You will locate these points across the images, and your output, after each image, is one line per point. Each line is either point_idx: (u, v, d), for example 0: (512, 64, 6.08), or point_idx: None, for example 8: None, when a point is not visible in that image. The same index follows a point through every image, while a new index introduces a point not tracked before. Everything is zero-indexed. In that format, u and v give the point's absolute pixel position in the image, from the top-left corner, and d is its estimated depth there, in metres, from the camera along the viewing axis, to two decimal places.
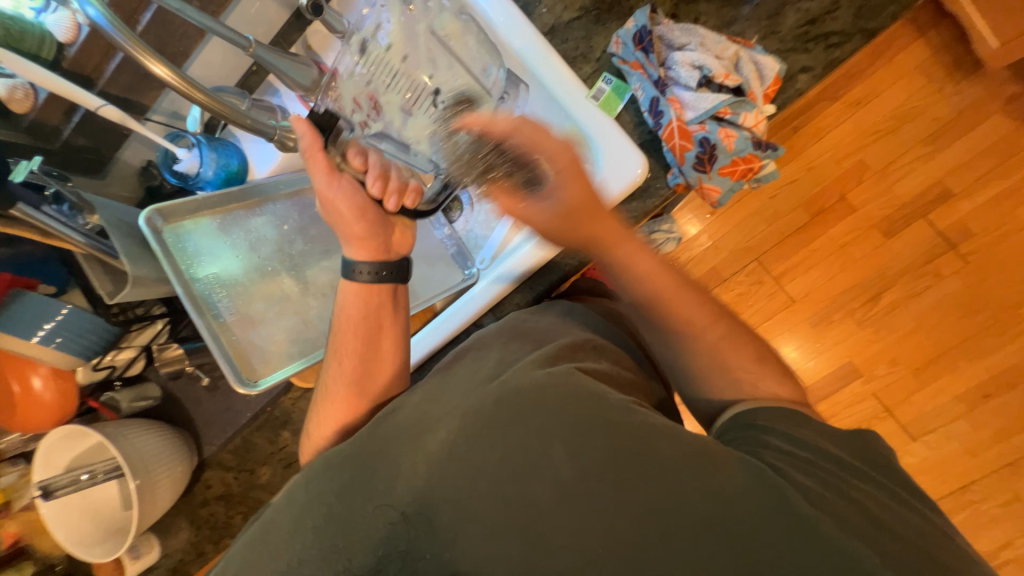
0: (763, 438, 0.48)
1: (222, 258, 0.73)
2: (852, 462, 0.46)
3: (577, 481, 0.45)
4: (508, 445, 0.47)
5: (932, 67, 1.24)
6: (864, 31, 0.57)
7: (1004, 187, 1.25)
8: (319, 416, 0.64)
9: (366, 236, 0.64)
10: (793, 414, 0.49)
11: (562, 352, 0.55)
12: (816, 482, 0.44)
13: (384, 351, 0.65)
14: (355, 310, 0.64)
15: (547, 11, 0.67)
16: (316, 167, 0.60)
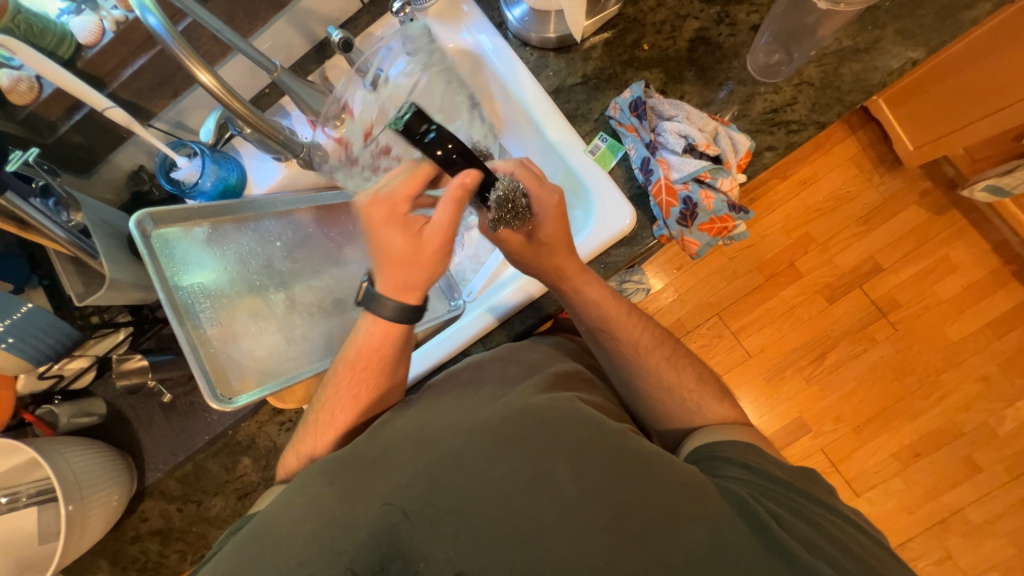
0: (725, 466, 0.53)
1: (209, 269, 0.71)
2: (802, 487, 0.51)
3: (574, 499, 0.47)
4: (513, 464, 0.49)
5: (862, 160, 1.45)
6: (816, 123, 0.68)
7: (926, 265, 1.43)
8: (305, 436, 0.62)
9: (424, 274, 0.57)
10: (748, 444, 0.55)
11: (557, 380, 0.59)
12: (782, 507, 0.49)
13: (383, 378, 0.62)
14: (380, 346, 0.60)
15: (552, 75, 0.76)
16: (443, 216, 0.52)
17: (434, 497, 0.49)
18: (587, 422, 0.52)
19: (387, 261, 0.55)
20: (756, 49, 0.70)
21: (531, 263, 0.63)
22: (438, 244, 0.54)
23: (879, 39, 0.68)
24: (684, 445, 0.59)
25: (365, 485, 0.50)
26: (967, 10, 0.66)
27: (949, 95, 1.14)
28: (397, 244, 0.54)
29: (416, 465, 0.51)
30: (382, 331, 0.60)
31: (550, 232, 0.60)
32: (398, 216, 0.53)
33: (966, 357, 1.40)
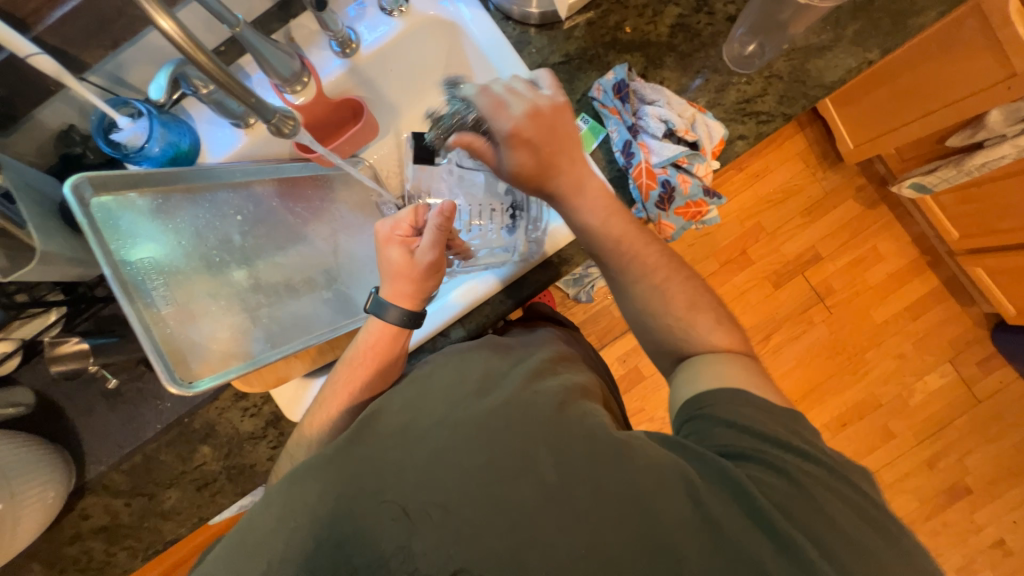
0: (711, 425, 0.49)
1: (160, 242, 0.64)
2: (788, 439, 0.47)
3: (564, 486, 0.46)
4: (496, 453, 0.48)
5: (808, 155, 1.56)
6: (783, 115, 0.72)
7: (859, 253, 1.57)
8: (306, 421, 0.66)
9: (407, 278, 0.66)
10: (739, 392, 0.50)
11: (543, 367, 0.60)
12: (757, 468, 0.46)
13: (386, 370, 0.67)
14: (381, 345, 0.66)
15: (536, 51, 0.75)
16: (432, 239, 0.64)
17: (420, 485, 0.47)
18: (572, 409, 0.52)
19: (391, 273, 0.66)
20: (732, 39, 0.72)
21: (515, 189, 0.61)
22: (432, 258, 0.65)
23: (840, 38, 0.72)
24: (675, 394, 0.56)
25: (354, 483, 0.49)
26: (915, 17, 0.71)
27: (887, 97, 1.25)
28: (396, 259, 0.66)
29: (404, 462, 0.49)
30: (388, 333, 0.66)
31: (516, 160, 0.57)
32: (399, 240, 0.67)
33: (888, 337, 1.57)
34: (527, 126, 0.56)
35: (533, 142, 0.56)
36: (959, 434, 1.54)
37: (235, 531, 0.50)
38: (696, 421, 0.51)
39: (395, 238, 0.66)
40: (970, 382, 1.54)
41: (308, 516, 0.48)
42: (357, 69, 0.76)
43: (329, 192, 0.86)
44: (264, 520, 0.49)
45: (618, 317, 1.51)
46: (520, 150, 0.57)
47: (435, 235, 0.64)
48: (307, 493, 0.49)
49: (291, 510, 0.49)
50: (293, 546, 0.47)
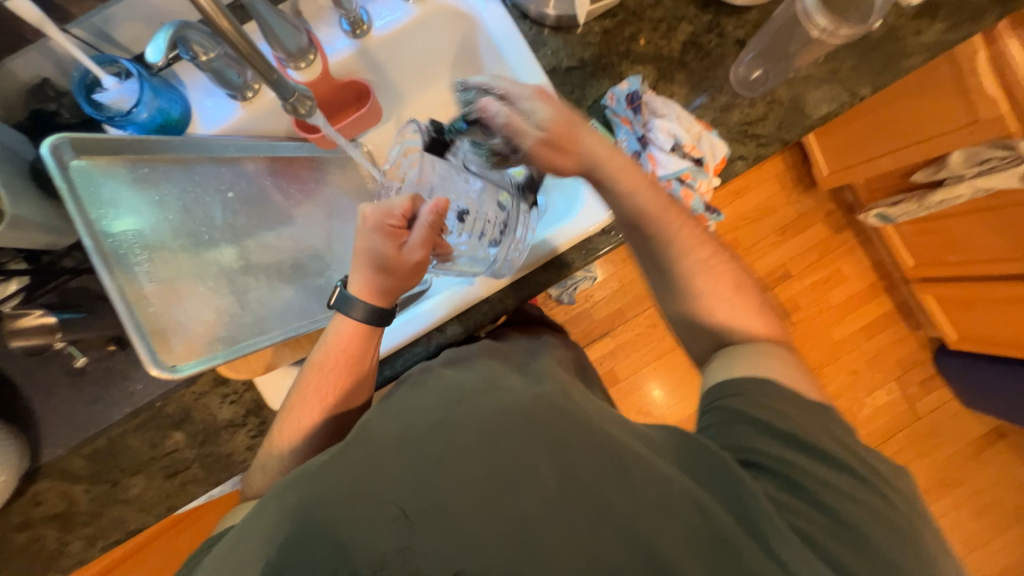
0: (730, 419, 0.53)
1: (146, 214, 0.60)
2: (803, 441, 0.50)
3: (563, 495, 0.46)
4: (497, 459, 0.47)
5: (787, 177, 1.64)
6: (781, 140, 0.75)
7: (824, 275, 1.66)
8: (274, 433, 0.64)
9: (386, 270, 0.62)
10: (762, 384, 0.54)
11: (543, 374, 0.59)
12: (771, 479, 0.49)
13: (359, 376, 0.64)
14: (349, 349, 0.63)
15: (550, 53, 0.75)
16: (421, 233, 0.61)
17: (422, 488, 0.45)
18: (572, 414, 0.53)
19: (366, 263, 0.62)
20: (739, 62, 0.75)
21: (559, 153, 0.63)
22: (420, 257, 0.62)
23: (837, 71, 0.75)
24: (705, 380, 0.60)
25: (348, 487, 0.46)
26: (905, 59, 0.75)
27: (862, 131, 1.33)
28: (379, 250, 0.61)
29: (401, 463, 0.47)
30: (352, 335, 0.63)
31: (542, 114, 0.62)
32: (388, 229, 0.61)
33: (844, 354, 1.67)
34: (543, 89, 0.64)
35: (555, 97, 0.64)
36: (899, 448, 1.66)
37: (235, 541, 0.48)
38: (716, 413, 0.55)
39: (387, 224, 0.61)
40: (911, 399, 1.67)
41: (296, 520, 0.46)
42: (367, 51, 0.74)
43: (323, 174, 0.83)
44: (263, 520, 0.48)
45: (598, 321, 1.54)
46: (543, 107, 0.63)
47: (427, 231, 0.62)
48: (302, 494, 0.48)
49: (288, 511, 0.47)
50: (280, 546, 0.45)
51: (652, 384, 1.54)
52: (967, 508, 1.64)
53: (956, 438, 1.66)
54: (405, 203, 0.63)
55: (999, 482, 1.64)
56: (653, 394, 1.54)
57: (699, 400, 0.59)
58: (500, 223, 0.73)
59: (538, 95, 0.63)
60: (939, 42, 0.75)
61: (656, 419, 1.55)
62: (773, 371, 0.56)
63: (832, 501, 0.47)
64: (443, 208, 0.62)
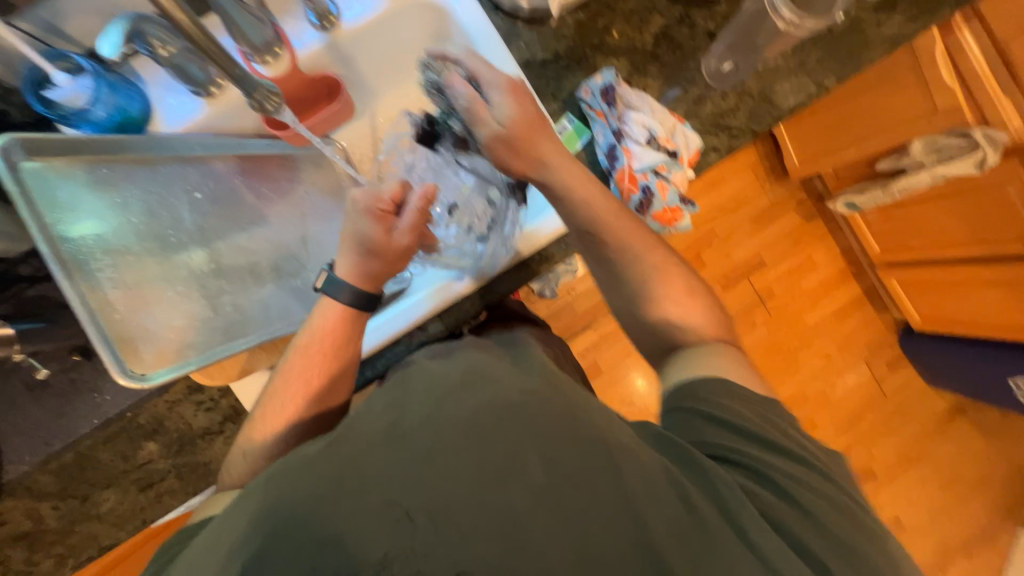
0: (691, 417, 0.55)
1: (105, 218, 0.57)
2: (761, 436, 0.53)
3: (551, 486, 0.46)
4: (484, 454, 0.46)
5: (759, 168, 1.68)
6: (752, 131, 0.76)
7: (797, 262, 1.72)
8: (257, 422, 0.60)
9: (373, 253, 0.61)
10: (718, 383, 0.56)
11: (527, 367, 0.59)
12: (738, 470, 0.51)
13: (341, 363, 0.62)
14: (335, 331, 0.62)
15: (525, 46, 0.75)
16: (409, 220, 0.61)
17: (408, 486, 0.44)
18: (557, 405, 0.53)
19: (354, 246, 0.62)
20: (710, 54, 0.76)
21: (507, 147, 0.63)
22: (408, 242, 0.62)
23: (803, 63, 0.77)
24: (666, 383, 0.61)
25: (329, 485, 0.46)
26: (867, 51, 0.77)
27: (829, 122, 1.37)
28: (367, 234, 0.60)
29: (388, 458, 0.46)
30: (338, 316, 0.62)
31: (506, 110, 0.63)
32: (376, 213, 0.60)
33: (816, 338, 1.73)
34: (516, 84, 0.65)
35: (524, 96, 0.64)
36: (869, 426, 1.73)
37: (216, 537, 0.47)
38: (677, 413, 0.57)
39: (376, 209, 0.60)
40: (880, 379, 1.75)
41: (280, 516, 0.45)
42: (337, 45, 0.73)
43: (297, 173, 0.81)
44: (241, 521, 0.46)
45: (579, 314, 1.56)
46: (509, 102, 0.64)
47: (416, 219, 0.62)
48: (282, 491, 0.47)
49: (271, 508, 0.46)
50: (261, 542, 0.44)
51: (635, 374, 1.56)
52: (931, 480, 1.73)
53: (921, 414, 1.74)
54: (396, 191, 0.61)
55: (959, 455, 1.74)
56: (636, 384, 1.56)
57: (663, 403, 0.60)
58: (488, 216, 0.77)
59: (509, 88, 0.64)
60: (898, 35, 0.77)
61: (639, 408, 1.57)
62: (727, 371, 0.59)
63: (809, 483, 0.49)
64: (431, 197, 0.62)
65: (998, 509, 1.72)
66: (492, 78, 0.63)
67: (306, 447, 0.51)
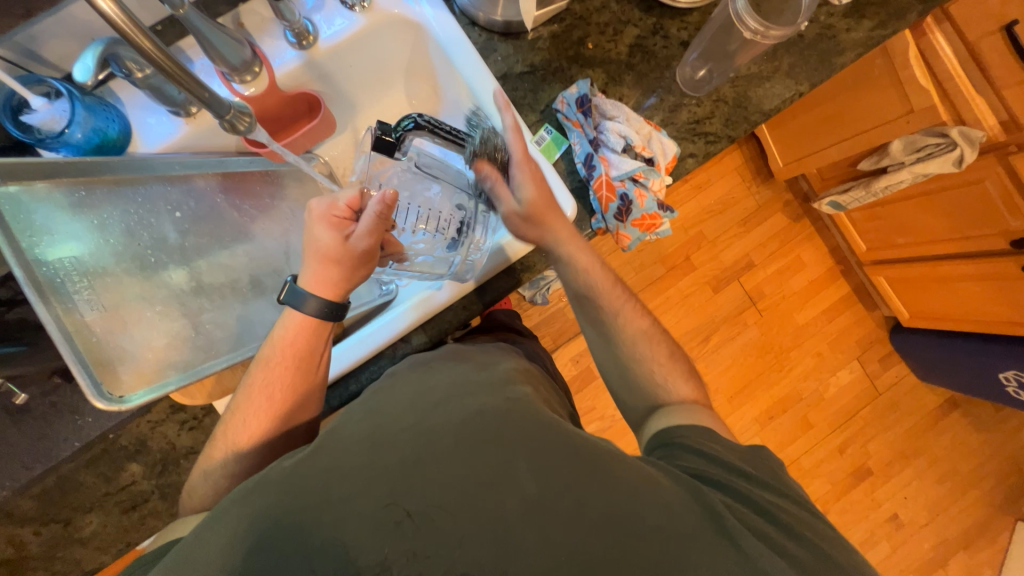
0: (677, 451, 0.55)
1: (83, 241, 0.58)
2: (742, 467, 0.52)
3: (543, 497, 0.44)
4: (474, 467, 0.45)
5: (744, 170, 1.70)
6: (729, 136, 0.77)
7: (784, 262, 1.73)
8: (220, 439, 0.60)
9: (335, 255, 0.62)
10: (702, 429, 0.56)
11: (513, 377, 0.58)
12: (729, 495, 0.49)
13: (306, 374, 0.62)
14: (296, 342, 0.62)
15: (501, 59, 0.76)
16: (367, 228, 0.61)
17: (394, 501, 0.43)
18: (540, 411, 0.52)
19: (314, 255, 0.62)
20: (684, 63, 0.77)
21: (518, 226, 0.68)
22: (365, 246, 0.61)
23: (776, 69, 0.79)
24: (649, 429, 0.61)
25: (312, 495, 0.44)
26: (838, 56, 0.79)
27: (811, 122, 1.38)
28: (325, 242, 0.61)
29: (374, 470, 0.45)
30: (305, 328, 0.62)
31: (526, 192, 0.67)
32: (334, 220, 0.62)
33: (807, 337, 1.74)
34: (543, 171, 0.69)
35: (545, 182, 0.68)
36: (864, 422, 1.74)
37: (191, 546, 0.45)
38: (666, 449, 0.56)
39: (331, 216, 0.61)
40: (872, 376, 1.75)
41: (262, 528, 0.43)
42: (315, 62, 0.73)
43: (280, 189, 0.80)
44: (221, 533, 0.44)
45: (571, 319, 1.56)
46: (530, 186, 0.67)
47: (374, 224, 0.60)
48: (266, 501, 0.45)
49: (251, 519, 0.44)
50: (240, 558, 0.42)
51: None
52: (926, 476, 1.73)
53: (915, 409, 1.75)
54: (350, 199, 0.62)
55: (954, 449, 1.74)
56: None
57: (645, 447, 0.60)
58: (457, 219, 0.75)
59: (534, 174, 0.67)
60: (868, 39, 0.79)
61: None
62: (708, 419, 0.59)
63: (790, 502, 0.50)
64: (391, 204, 0.60)
65: (996, 502, 1.72)
66: (524, 160, 0.66)
67: (284, 459, 0.50)
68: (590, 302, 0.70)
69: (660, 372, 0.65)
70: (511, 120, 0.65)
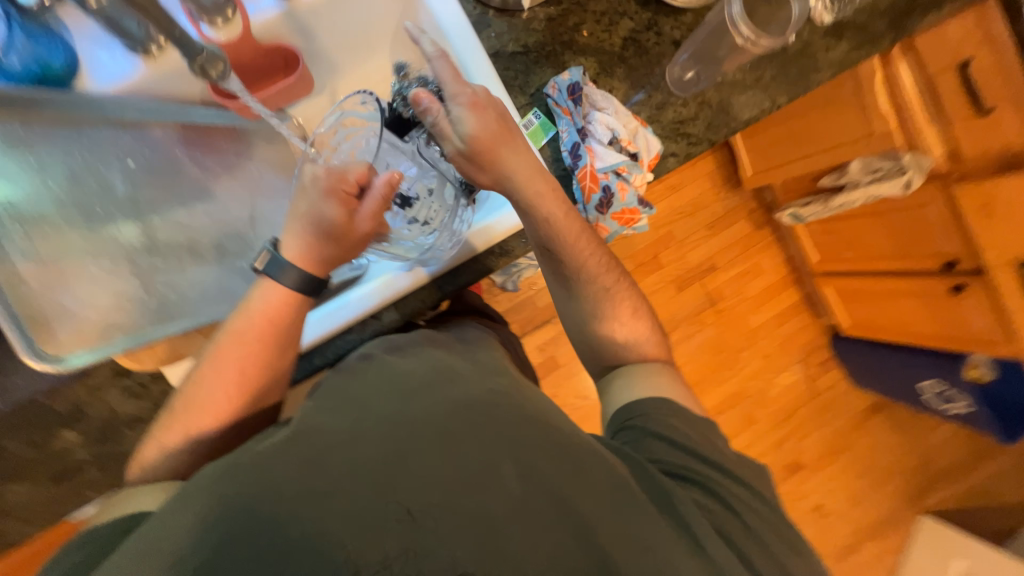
0: (640, 435, 0.54)
1: (16, 181, 0.51)
2: (704, 453, 0.52)
3: (526, 499, 0.41)
4: (459, 461, 0.42)
5: (715, 176, 1.76)
6: (709, 140, 0.79)
7: (744, 267, 1.82)
8: (180, 414, 0.56)
9: (328, 229, 0.58)
10: (665, 406, 0.56)
11: (493, 366, 0.58)
12: (694, 488, 0.50)
13: (282, 352, 0.59)
14: (274, 318, 0.58)
15: (495, 36, 0.74)
16: (370, 206, 0.59)
17: (361, 487, 0.40)
18: (530, 408, 0.49)
19: (311, 226, 0.58)
20: (674, 62, 0.78)
21: (467, 166, 0.61)
22: (366, 230, 0.60)
23: (759, 79, 0.81)
24: (613, 403, 0.60)
25: (284, 486, 0.41)
26: (816, 73, 0.82)
27: (779, 137, 1.44)
28: (327, 214, 0.57)
29: (353, 457, 0.42)
30: (282, 303, 0.59)
31: (468, 124, 0.58)
32: (341, 195, 0.57)
33: (758, 339, 1.85)
34: (482, 96, 0.59)
35: (489, 109, 0.60)
36: (800, 421, 1.88)
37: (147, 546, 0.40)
38: (628, 431, 0.56)
39: (340, 191, 0.57)
40: (812, 379, 1.89)
41: (229, 521, 0.40)
42: (296, 14, 0.69)
43: (247, 147, 0.76)
44: (182, 531, 0.40)
45: (540, 308, 1.57)
46: (473, 116, 0.58)
47: (377, 205, 0.59)
48: (234, 492, 0.41)
49: (218, 512, 0.40)
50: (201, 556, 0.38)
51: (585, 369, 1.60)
52: (849, 471, 1.90)
53: (845, 410, 1.91)
54: (359, 171, 0.58)
55: (874, 448, 1.92)
56: (587, 379, 1.60)
57: (608, 422, 0.60)
58: (445, 214, 0.74)
59: (473, 101, 0.58)
60: (845, 60, 0.82)
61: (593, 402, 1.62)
62: (670, 392, 0.59)
63: (753, 493, 0.51)
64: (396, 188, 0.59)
65: (904, 497, 1.92)
66: (457, 89, 0.58)
67: (257, 442, 0.47)
68: (552, 253, 0.65)
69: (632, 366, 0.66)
70: (433, 46, 0.57)
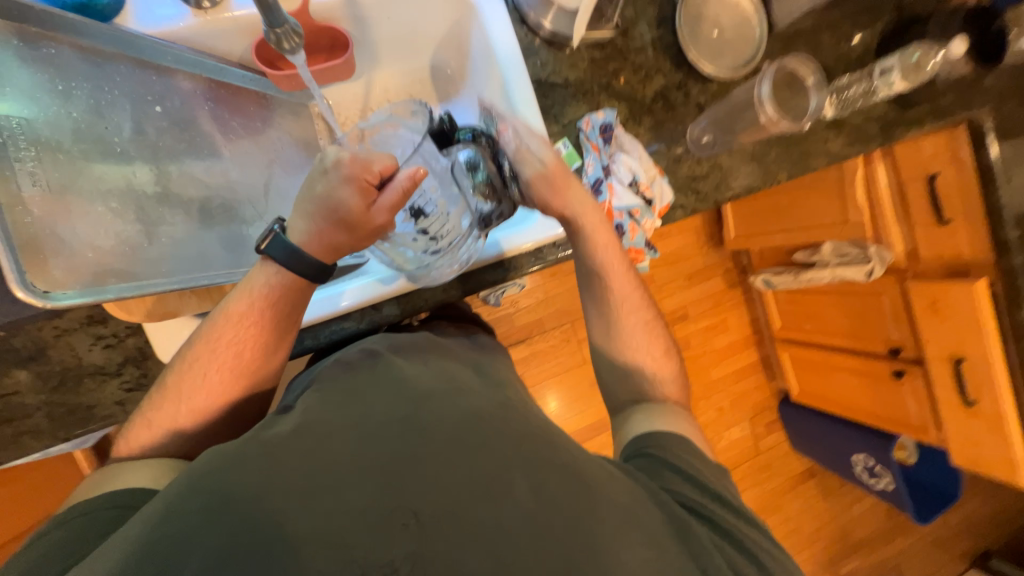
0: (657, 464, 0.55)
1: (42, 105, 0.50)
2: (721, 494, 0.53)
3: (539, 516, 0.41)
4: (473, 469, 0.42)
5: (700, 231, 1.86)
6: (716, 200, 0.85)
7: (712, 322, 1.91)
8: (176, 389, 0.55)
9: (345, 218, 0.56)
10: (682, 441, 0.58)
11: (497, 381, 0.59)
12: (710, 526, 0.50)
13: (282, 335, 0.58)
14: (276, 301, 0.57)
15: (540, 64, 0.78)
16: (387, 198, 0.56)
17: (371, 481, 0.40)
18: (537, 429, 0.50)
19: (324, 210, 0.56)
20: (696, 124, 0.84)
21: (543, 192, 0.66)
22: (382, 222, 0.57)
23: (767, 153, 0.88)
24: (629, 432, 0.62)
25: (297, 478, 0.41)
26: (814, 159, 0.90)
27: (762, 209, 1.55)
28: (343, 200, 0.55)
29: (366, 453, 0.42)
30: (287, 287, 0.57)
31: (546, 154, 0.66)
32: (362, 183, 0.56)
33: (714, 392, 1.93)
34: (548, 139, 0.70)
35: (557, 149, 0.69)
36: (741, 476, 1.96)
37: (150, 540, 0.39)
38: (644, 459, 0.57)
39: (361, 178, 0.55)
40: (757, 438, 1.99)
41: (242, 513, 0.39)
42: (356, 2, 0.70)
43: (271, 113, 0.76)
44: (192, 511, 0.40)
45: (517, 327, 1.59)
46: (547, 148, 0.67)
47: (394, 198, 0.56)
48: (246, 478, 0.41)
49: (218, 503, 0.40)
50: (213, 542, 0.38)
51: (545, 394, 1.62)
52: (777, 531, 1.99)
53: (783, 473, 2.01)
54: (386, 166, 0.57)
55: (803, 513, 2.02)
56: (548, 404, 1.61)
57: (623, 452, 0.61)
58: (454, 236, 0.66)
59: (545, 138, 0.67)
60: (841, 152, 0.91)
61: None
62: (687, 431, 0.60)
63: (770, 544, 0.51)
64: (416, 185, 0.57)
65: (822, 562, 2.03)
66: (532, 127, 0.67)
67: (267, 431, 0.47)
68: (600, 282, 0.69)
69: (621, 398, 0.68)
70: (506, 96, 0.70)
